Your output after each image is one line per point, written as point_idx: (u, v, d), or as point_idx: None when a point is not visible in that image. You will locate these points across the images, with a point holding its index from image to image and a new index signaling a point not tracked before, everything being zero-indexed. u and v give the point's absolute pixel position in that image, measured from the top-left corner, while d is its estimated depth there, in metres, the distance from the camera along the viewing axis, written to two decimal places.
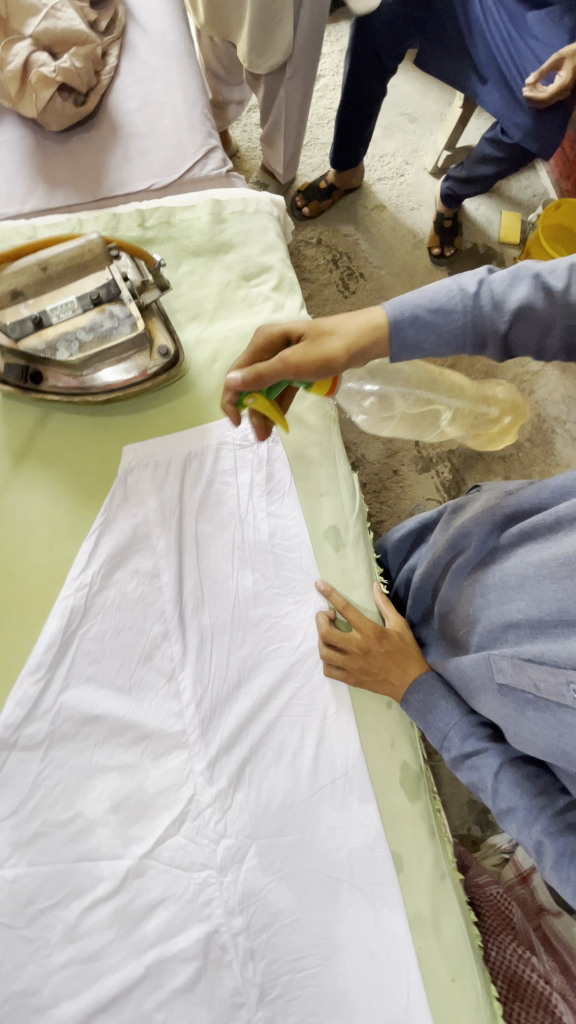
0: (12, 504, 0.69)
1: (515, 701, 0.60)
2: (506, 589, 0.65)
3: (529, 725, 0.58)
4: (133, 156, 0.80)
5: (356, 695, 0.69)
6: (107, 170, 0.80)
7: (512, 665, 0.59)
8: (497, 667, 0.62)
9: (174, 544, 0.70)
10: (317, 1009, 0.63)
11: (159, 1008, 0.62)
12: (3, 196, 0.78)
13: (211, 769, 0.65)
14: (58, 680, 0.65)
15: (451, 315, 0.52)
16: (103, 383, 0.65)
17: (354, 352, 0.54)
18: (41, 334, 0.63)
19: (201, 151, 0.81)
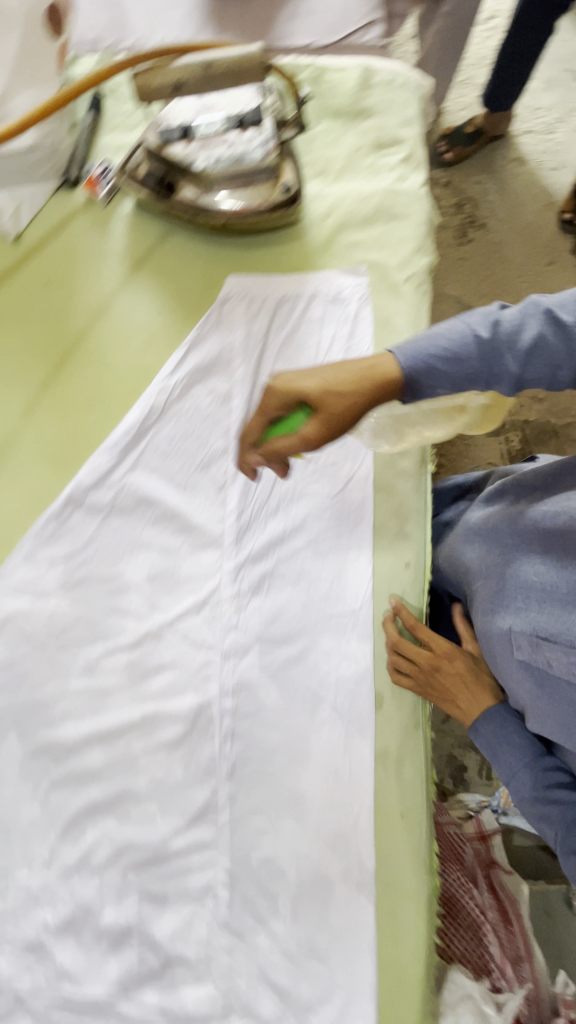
0: (121, 306, 0.77)
1: (531, 678, 0.68)
2: (519, 560, 0.73)
3: (545, 701, 0.66)
4: (300, 14, 0.84)
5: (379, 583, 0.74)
6: (273, 23, 0.84)
7: (529, 644, 0.67)
8: (513, 645, 0.69)
9: (250, 372, 0.74)
10: (276, 797, 0.71)
11: (145, 753, 0.71)
12: (176, 29, 0.84)
13: (237, 570, 0.73)
14: (126, 463, 0.74)
15: (465, 364, 0.59)
16: (225, 206, 0.72)
17: (362, 405, 0.59)
18: (186, 144, 0.69)
19: (365, 20, 0.84)
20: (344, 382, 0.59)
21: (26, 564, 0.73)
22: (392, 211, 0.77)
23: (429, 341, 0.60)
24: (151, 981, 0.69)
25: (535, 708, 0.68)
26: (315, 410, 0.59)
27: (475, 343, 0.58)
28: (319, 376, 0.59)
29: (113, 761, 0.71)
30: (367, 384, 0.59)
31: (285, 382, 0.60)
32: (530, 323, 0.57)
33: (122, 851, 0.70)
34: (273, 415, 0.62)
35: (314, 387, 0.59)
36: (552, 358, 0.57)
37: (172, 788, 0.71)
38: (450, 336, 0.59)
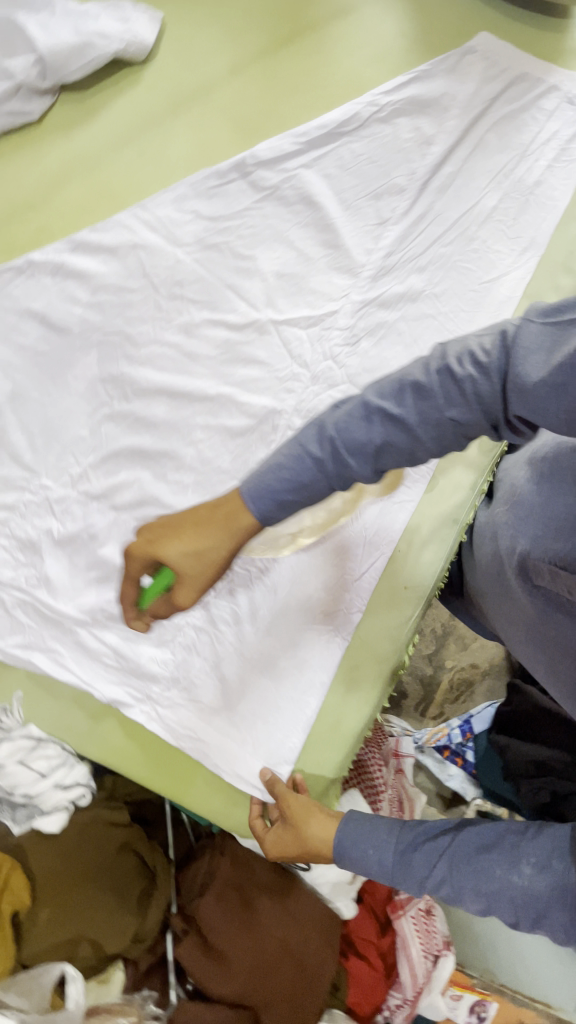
0: (366, 14, 0.75)
1: (547, 603, 0.57)
2: (522, 501, 0.60)
3: (557, 625, 0.58)
4: None
5: None
6: None
7: (548, 570, 0.55)
8: (529, 571, 0.57)
9: (460, 128, 0.72)
10: (298, 526, 0.73)
11: (202, 427, 0.72)
12: None
13: (360, 306, 0.72)
14: (306, 157, 0.72)
15: (311, 486, 0.47)
16: None
17: (194, 556, 0.50)
18: None
19: None
20: (200, 552, 0.50)
21: (173, 205, 0.72)
22: None
23: (275, 473, 0.47)
24: (118, 623, 0.71)
25: (557, 643, 0.59)
26: (179, 581, 0.51)
27: (315, 461, 0.47)
28: (174, 550, 0.51)
29: (171, 420, 0.72)
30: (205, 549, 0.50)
31: (151, 542, 0.53)
32: (408, 399, 0.45)
33: (142, 503, 0.71)
34: (141, 554, 0.53)
35: (168, 557, 0.51)
36: (444, 404, 0.44)
37: (212, 471, 0.72)
38: (339, 421, 0.46)
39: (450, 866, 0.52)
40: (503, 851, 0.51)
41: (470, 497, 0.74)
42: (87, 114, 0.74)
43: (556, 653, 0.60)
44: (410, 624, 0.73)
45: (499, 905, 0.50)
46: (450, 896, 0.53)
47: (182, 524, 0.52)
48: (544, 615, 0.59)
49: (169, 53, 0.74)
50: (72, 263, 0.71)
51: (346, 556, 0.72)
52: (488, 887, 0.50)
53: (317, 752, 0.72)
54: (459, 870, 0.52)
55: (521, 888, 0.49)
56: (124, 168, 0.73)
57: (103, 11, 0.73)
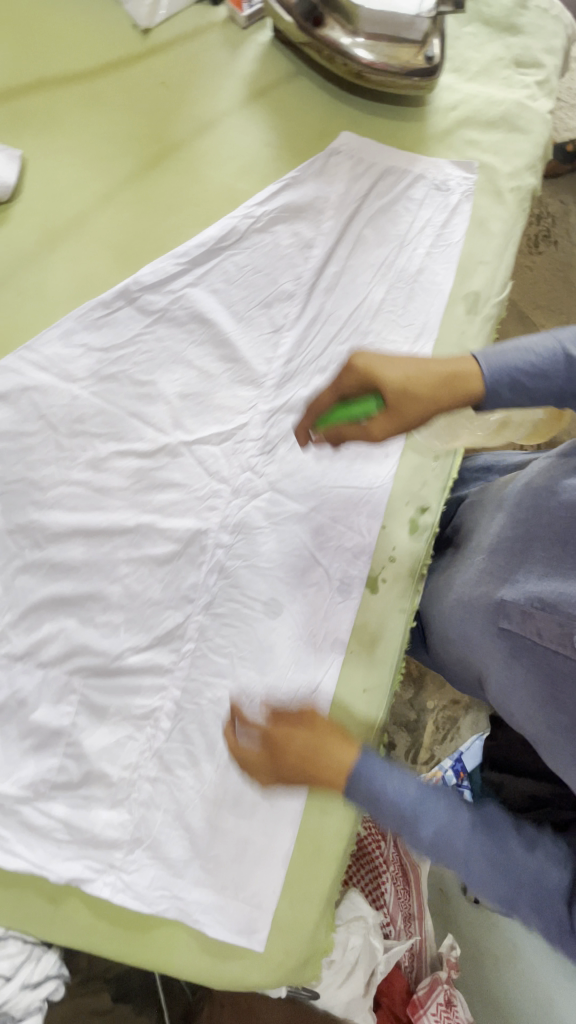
0: (228, 129, 0.75)
1: (516, 650, 0.63)
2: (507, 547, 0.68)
3: (520, 674, 0.63)
4: None
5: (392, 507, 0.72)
6: None
7: (519, 614, 0.62)
8: (500, 615, 0.65)
9: (338, 228, 0.74)
10: (242, 647, 0.69)
11: (126, 561, 0.68)
12: None
13: (270, 414, 0.72)
14: (190, 275, 0.72)
15: (545, 379, 0.57)
16: (360, 56, 0.71)
17: (410, 382, 0.58)
18: None
19: None
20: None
21: (61, 342, 0.69)
22: (515, 123, 0.77)
23: (510, 354, 0.57)
24: (66, 791, 0.66)
25: (517, 696, 0.63)
26: (386, 406, 0.59)
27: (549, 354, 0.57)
28: (401, 371, 0.59)
29: (92, 561, 0.68)
30: (438, 391, 0.58)
31: (373, 361, 0.60)
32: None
33: (73, 655, 0.67)
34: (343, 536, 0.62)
35: (394, 383, 0.58)
36: None
37: (143, 607, 0.68)
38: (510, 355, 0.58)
39: (487, 822, 0.58)
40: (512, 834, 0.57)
41: (410, 583, 0.72)
42: None
43: (519, 711, 0.63)
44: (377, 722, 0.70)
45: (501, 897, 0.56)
46: (504, 865, 0.56)
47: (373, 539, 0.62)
48: (509, 667, 0.64)
49: (35, 188, 0.72)
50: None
51: (297, 669, 0.69)
52: (506, 862, 0.56)
53: (313, 863, 0.68)
54: (489, 856, 0.56)
55: (523, 865, 0.56)
56: (3, 309, 0.69)
57: None
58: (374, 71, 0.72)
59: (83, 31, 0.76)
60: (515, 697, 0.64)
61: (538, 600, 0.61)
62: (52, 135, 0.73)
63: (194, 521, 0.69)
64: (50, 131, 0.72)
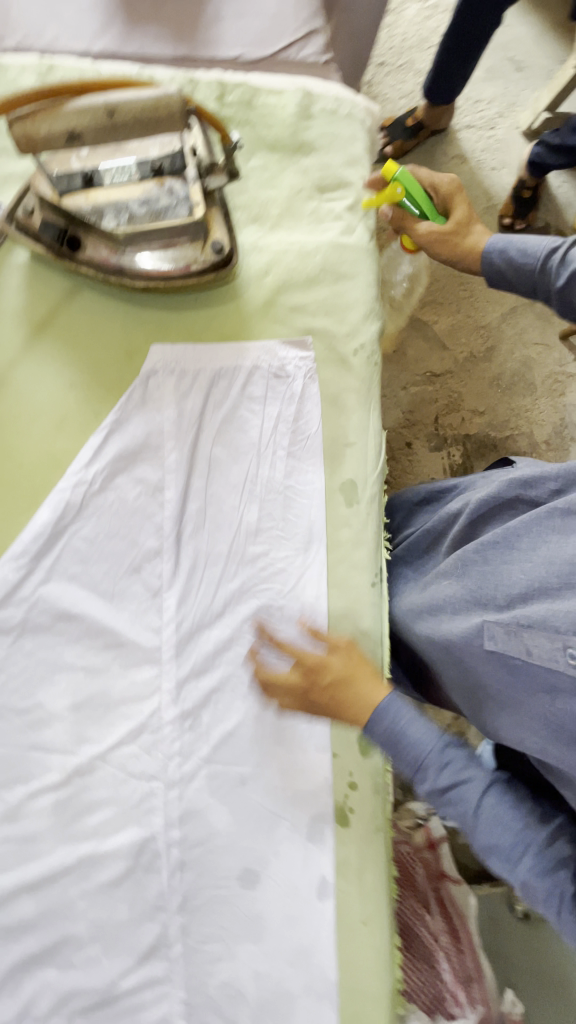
0: (21, 381, 0.64)
1: (507, 671, 0.59)
2: (495, 558, 0.63)
3: (516, 696, 0.58)
4: (228, 18, 0.74)
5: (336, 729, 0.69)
6: (201, 24, 0.74)
7: (506, 632, 0.58)
8: (484, 632, 0.60)
9: (184, 460, 0.65)
10: (231, 925, 0.67)
11: (82, 895, 0.64)
12: (75, 29, 0.72)
13: (179, 686, 0.65)
14: (39, 570, 0.63)
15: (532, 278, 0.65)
16: (140, 268, 0.60)
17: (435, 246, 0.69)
18: (89, 195, 0.56)
19: (301, 32, 0.75)
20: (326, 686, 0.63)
21: None
22: (338, 271, 0.67)
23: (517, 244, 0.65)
24: None
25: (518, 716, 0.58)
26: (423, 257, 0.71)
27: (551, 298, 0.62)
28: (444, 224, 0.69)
29: (46, 911, 0.63)
30: (456, 245, 0.68)
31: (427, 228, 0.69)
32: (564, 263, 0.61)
33: (65, 1003, 0.64)
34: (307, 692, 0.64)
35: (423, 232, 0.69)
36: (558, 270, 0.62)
37: (117, 928, 0.65)
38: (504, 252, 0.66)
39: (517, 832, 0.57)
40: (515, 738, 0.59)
41: (377, 801, 0.69)
42: None
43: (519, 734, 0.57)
44: (383, 937, 0.68)
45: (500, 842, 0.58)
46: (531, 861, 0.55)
47: (318, 684, 0.63)
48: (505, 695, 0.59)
49: None
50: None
51: (292, 925, 0.67)
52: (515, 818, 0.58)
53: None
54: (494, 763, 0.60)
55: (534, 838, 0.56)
56: None
57: None
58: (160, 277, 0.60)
59: None
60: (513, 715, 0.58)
61: (526, 616, 0.57)
62: None
63: (138, 831, 0.64)
64: None
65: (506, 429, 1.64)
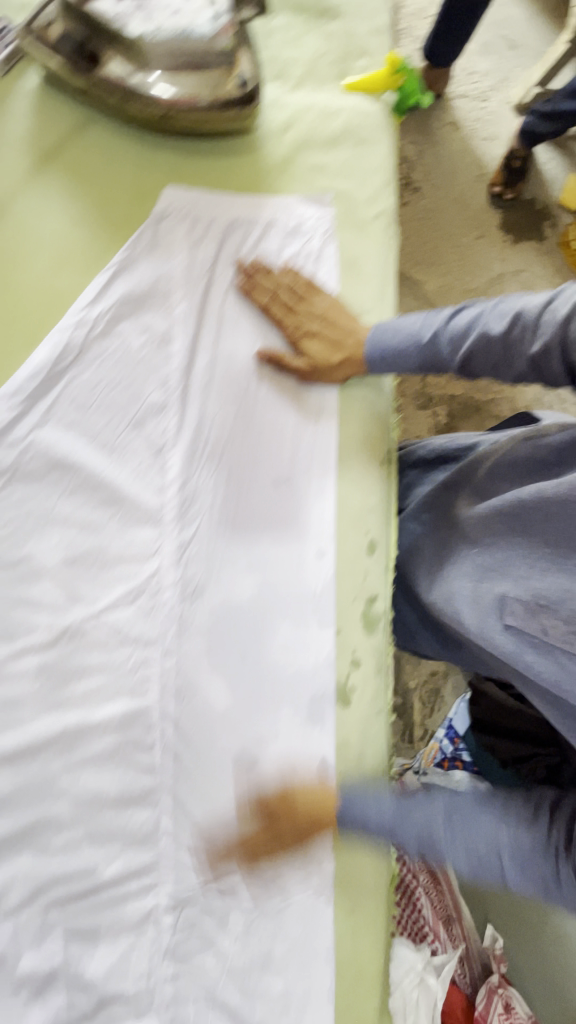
0: (23, 213, 0.59)
1: (522, 643, 0.57)
2: (508, 535, 0.61)
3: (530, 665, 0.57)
4: None
5: (341, 607, 0.66)
6: None
7: (524, 607, 0.56)
8: (505, 611, 0.59)
9: (195, 312, 0.62)
10: (224, 812, 0.62)
11: (67, 771, 0.58)
12: None
13: (181, 550, 0.62)
14: (34, 415, 0.58)
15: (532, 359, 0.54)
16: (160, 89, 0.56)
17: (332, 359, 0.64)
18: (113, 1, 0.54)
19: None
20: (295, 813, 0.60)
21: None
22: (360, 134, 0.66)
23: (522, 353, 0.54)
24: None
25: (460, 830, 0.57)
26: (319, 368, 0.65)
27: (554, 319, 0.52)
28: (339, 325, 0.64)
29: (25, 786, 0.58)
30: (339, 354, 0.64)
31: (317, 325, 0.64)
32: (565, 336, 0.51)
33: (41, 893, 0.58)
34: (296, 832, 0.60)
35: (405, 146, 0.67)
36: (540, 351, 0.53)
37: (101, 812, 0.59)
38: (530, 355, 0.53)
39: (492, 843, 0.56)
40: (475, 818, 0.57)
41: (378, 679, 0.67)
42: None
43: (481, 845, 0.56)
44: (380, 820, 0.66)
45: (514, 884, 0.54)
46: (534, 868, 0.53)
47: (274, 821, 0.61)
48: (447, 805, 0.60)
49: None
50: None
51: None
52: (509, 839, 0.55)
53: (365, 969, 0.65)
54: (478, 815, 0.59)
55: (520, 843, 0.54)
56: None
57: None
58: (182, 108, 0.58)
59: None
60: (445, 833, 0.57)
61: (545, 592, 0.55)
62: None
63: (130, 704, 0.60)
64: None
65: (492, 393, 1.66)
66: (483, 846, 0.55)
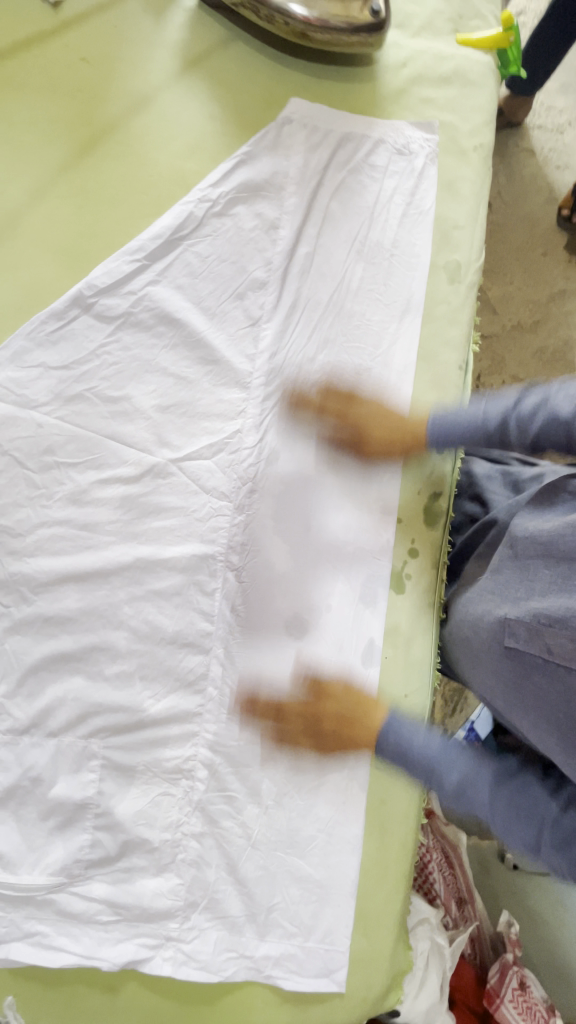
0: (166, 103, 0.67)
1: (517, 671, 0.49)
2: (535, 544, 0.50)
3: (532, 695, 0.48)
4: None
5: (406, 495, 0.67)
6: None
7: (526, 628, 0.48)
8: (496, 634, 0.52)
9: (303, 205, 0.68)
10: (270, 674, 0.63)
11: (128, 602, 0.61)
12: None
13: (263, 416, 0.65)
14: (151, 269, 0.64)
15: None
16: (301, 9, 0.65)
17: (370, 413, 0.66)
18: None
19: None
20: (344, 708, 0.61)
21: (12, 366, 0.60)
22: (467, 77, 0.73)
23: None
24: (103, 868, 0.59)
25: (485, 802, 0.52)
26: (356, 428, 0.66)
27: None
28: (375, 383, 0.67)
29: (90, 608, 0.60)
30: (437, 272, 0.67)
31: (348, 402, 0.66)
32: None
33: (86, 719, 0.59)
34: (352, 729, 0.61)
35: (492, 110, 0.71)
36: None
37: (155, 647, 0.62)
38: None
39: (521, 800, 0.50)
40: (497, 777, 0.53)
41: (435, 575, 0.66)
42: None
43: (520, 819, 0.49)
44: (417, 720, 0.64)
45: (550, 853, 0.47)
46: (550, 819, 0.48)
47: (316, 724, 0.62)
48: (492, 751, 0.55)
49: None
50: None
51: None
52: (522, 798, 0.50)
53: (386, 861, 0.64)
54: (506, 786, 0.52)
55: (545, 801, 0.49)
56: None
57: None
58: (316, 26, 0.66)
59: None
60: (479, 806, 0.52)
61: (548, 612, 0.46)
62: None
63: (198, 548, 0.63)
64: None
65: None
66: (522, 810, 0.49)
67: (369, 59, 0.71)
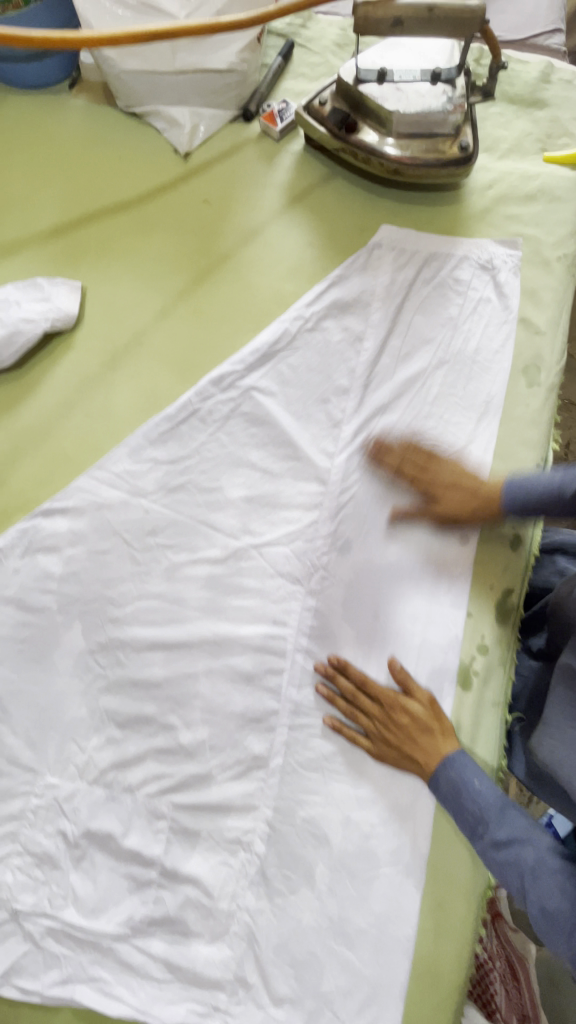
0: (271, 234, 0.77)
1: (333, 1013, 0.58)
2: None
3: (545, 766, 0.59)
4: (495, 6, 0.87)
5: (474, 596, 0.68)
6: None
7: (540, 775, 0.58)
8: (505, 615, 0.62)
9: (387, 320, 0.74)
10: (333, 758, 0.66)
11: (204, 677, 0.66)
12: None
13: (338, 510, 0.70)
14: (249, 380, 0.73)
15: None
16: (389, 152, 0.72)
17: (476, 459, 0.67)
18: (382, 86, 0.70)
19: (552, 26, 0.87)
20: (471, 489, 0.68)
21: (130, 458, 0.71)
22: (552, 194, 0.77)
23: None
24: (163, 925, 0.63)
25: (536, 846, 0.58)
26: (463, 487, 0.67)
27: None
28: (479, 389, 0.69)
29: (174, 677, 0.66)
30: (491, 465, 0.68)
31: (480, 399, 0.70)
32: None
33: (161, 777, 0.65)
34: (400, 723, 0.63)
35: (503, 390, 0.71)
36: None
37: (226, 720, 0.65)
38: None
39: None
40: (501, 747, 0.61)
41: (502, 674, 0.67)
42: (25, 391, 0.73)
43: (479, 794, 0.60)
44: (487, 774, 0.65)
45: (551, 931, 0.56)
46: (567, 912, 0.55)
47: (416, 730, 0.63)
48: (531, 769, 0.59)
49: (94, 313, 0.75)
50: (26, 546, 0.69)
51: (392, 777, 0.66)
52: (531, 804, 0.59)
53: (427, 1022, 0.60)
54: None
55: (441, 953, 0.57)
56: (73, 433, 0.72)
57: (23, 295, 0.72)
58: (402, 164, 0.73)
59: (128, 160, 0.80)
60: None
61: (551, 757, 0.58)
62: (107, 261, 0.77)
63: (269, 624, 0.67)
64: (106, 263, 0.76)
65: None
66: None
67: (455, 186, 0.78)
